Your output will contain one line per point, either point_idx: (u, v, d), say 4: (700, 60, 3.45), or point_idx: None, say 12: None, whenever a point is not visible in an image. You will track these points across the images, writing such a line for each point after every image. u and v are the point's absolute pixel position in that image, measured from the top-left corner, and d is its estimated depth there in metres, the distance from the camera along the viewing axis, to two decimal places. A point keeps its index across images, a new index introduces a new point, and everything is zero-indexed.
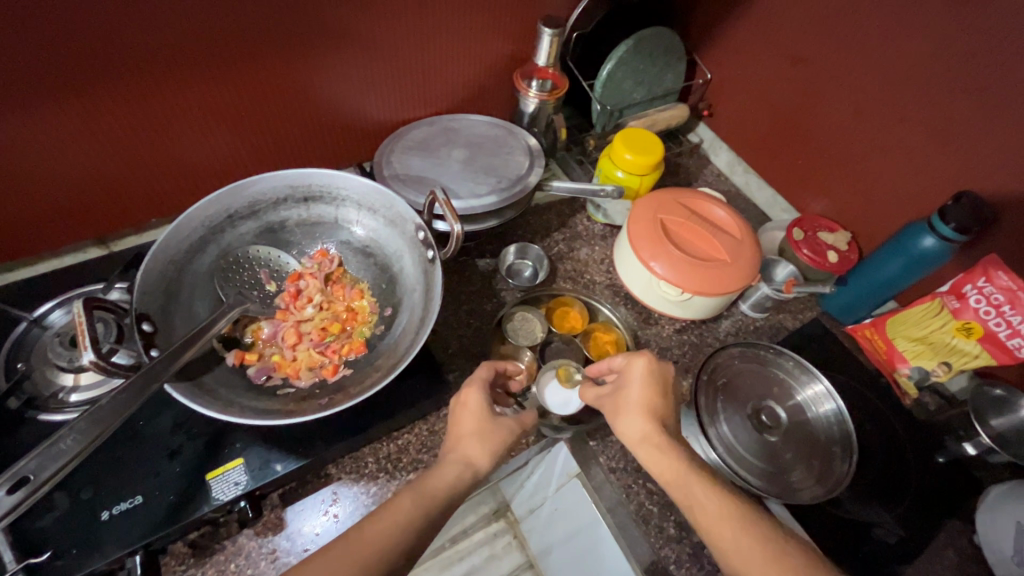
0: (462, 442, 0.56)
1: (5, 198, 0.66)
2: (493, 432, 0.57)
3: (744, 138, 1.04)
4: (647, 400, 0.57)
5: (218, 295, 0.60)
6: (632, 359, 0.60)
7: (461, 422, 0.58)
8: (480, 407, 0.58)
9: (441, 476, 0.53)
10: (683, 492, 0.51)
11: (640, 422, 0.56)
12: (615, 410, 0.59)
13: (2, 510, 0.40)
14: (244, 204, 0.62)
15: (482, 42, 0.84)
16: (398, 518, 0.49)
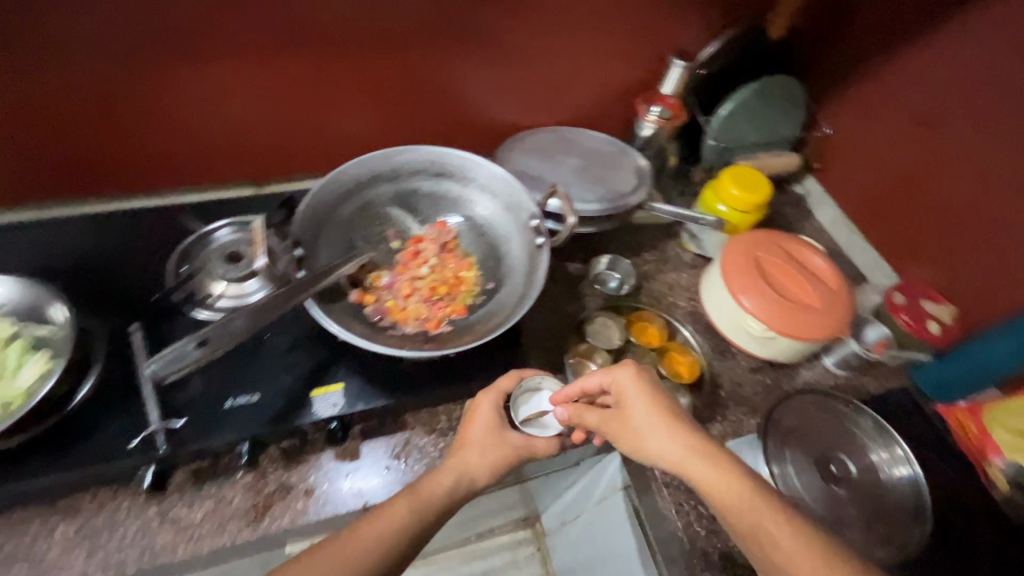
0: (465, 452, 0.61)
1: (201, 130, 0.80)
2: (500, 447, 0.62)
3: (854, 196, 1.03)
4: (653, 410, 0.59)
5: (350, 241, 0.68)
6: (620, 373, 0.62)
7: (468, 434, 0.63)
8: (492, 421, 0.63)
9: (435, 481, 0.57)
10: (748, 523, 0.51)
11: (668, 434, 0.58)
12: (637, 429, 0.60)
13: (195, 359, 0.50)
14: (389, 168, 0.71)
15: (614, 64, 0.91)
16: (398, 514, 0.54)
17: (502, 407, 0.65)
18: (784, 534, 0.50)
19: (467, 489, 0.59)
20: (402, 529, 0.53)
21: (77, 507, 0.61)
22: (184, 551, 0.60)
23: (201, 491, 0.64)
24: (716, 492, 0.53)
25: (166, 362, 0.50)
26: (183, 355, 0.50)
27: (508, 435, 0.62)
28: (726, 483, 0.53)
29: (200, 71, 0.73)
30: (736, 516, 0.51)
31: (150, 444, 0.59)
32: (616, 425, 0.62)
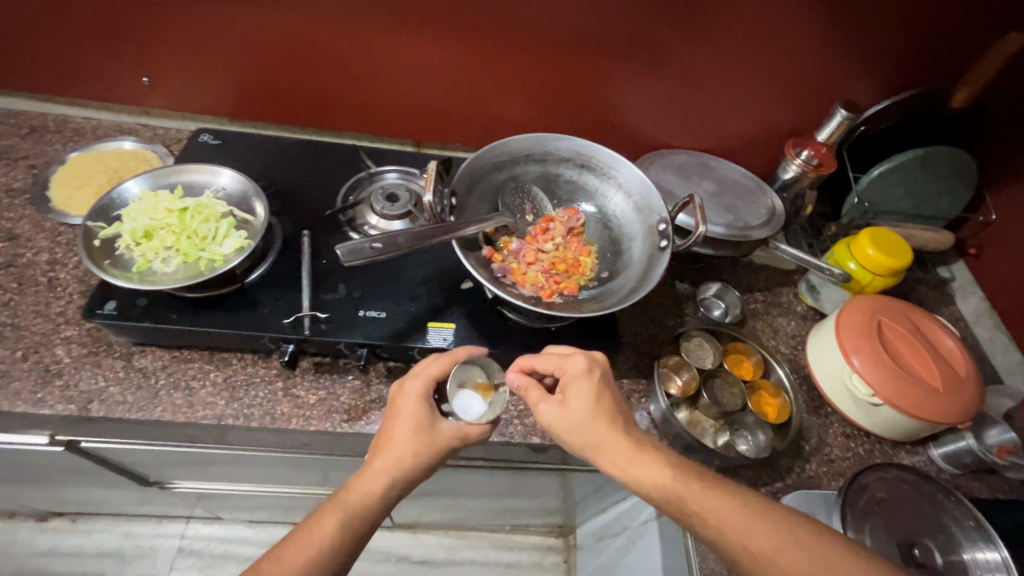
0: (394, 451, 0.59)
1: (393, 90, 0.94)
2: (428, 449, 0.60)
3: (1008, 292, 0.95)
4: (590, 403, 0.59)
5: (494, 204, 0.77)
6: (575, 365, 0.61)
7: (395, 431, 0.60)
8: (417, 421, 0.61)
9: (369, 487, 0.57)
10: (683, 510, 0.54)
11: (595, 430, 0.58)
12: (566, 418, 0.59)
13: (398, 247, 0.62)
14: (541, 150, 0.78)
15: (773, 103, 0.93)
16: (337, 519, 0.55)
17: (427, 404, 0.62)
18: (737, 515, 0.52)
19: (400, 487, 0.59)
20: (339, 535, 0.55)
21: (228, 362, 0.75)
22: (295, 424, 0.71)
23: (319, 380, 0.75)
24: (653, 486, 0.55)
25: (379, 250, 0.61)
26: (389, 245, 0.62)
27: (438, 429, 0.61)
28: (650, 466, 0.56)
29: (406, 38, 0.86)
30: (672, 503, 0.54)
31: (297, 326, 0.71)
32: (549, 410, 0.60)
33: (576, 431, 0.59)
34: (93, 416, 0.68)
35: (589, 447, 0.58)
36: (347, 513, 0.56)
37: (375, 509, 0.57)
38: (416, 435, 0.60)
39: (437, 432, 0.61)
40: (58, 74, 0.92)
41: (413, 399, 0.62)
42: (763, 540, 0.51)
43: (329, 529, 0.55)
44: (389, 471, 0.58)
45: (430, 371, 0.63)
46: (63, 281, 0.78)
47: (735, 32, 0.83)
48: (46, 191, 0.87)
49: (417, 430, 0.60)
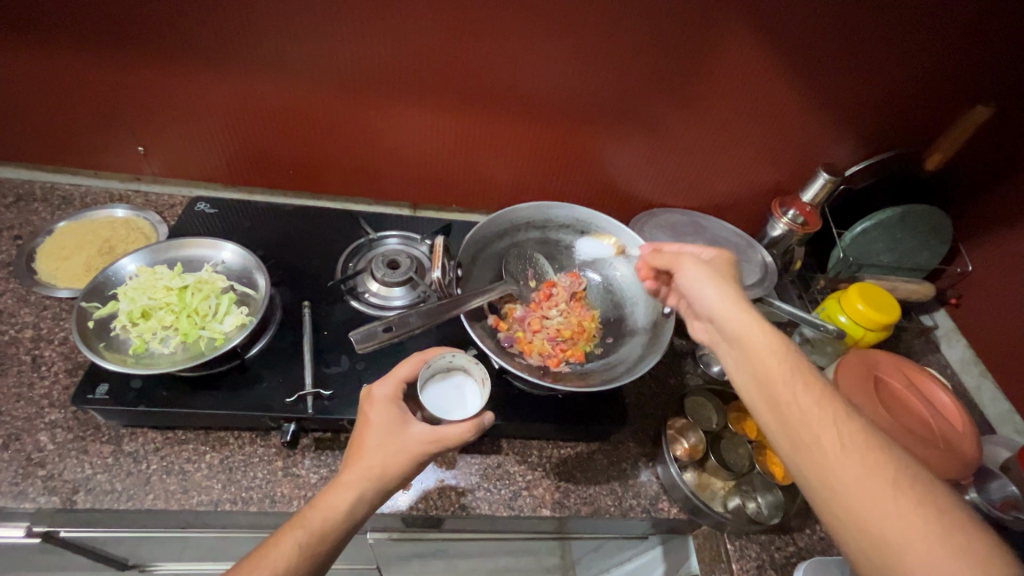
0: (364, 460, 0.56)
1: (390, 155, 0.96)
2: (398, 455, 0.57)
3: (990, 341, 0.98)
4: (722, 272, 0.63)
5: (496, 273, 0.77)
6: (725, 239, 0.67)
7: (366, 440, 0.58)
8: (386, 427, 0.59)
9: (336, 502, 0.54)
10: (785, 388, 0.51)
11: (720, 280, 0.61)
12: (700, 267, 0.62)
13: (378, 338, 0.61)
14: (543, 217, 0.80)
15: (759, 164, 0.97)
16: (296, 545, 0.51)
17: (396, 401, 0.61)
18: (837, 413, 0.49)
19: (370, 502, 0.56)
20: (297, 561, 0.50)
21: (224, 442, 0.72)
22: (297, 506, 0.68)
23: (320, 458, 0.72)
24: (761, 351, 0.54)
25: (362, 339, 0.61)
26: (371, 335, 0.62)
27: (409, 431, 0.58)
28: (762, 327, 0.55)
29: (407, 110, 0.88)
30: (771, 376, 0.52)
31: (299, 403, 0.69)
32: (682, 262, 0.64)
33: (699, 279, 0.61)
34: (78, 509, 0.63)
35: (707, 294, 0.60)
36: (308, 532, 0.52)
37: (337, 531, 0.53)
38: (387, 437, 0.58)
39: (408, 434, 0.58)
40: (47, 143, 0.90)
41: (381, 405, 0.60)
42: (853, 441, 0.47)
43: (285, 557, 0.50)
44: (360, 483, 0.55)
45: (400, 373, 0.63)
46: (47, 359, 0.75)
47: (722, 102, 0.87)
48: (32, 262, 0.85)
49: (391, 432, 0.59)
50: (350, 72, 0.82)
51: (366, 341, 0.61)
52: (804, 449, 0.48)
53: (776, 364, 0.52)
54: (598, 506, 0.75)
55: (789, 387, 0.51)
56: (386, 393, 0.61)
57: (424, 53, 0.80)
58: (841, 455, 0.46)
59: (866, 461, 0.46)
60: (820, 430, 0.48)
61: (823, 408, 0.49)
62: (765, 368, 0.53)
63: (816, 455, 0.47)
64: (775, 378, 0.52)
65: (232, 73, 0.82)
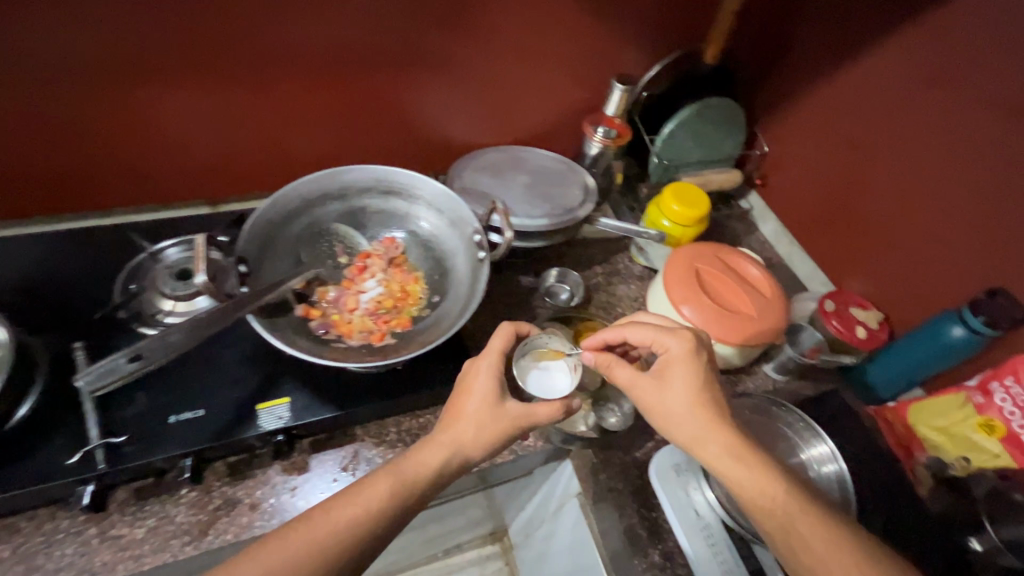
0: (457, 427, 0.60)
1: (153, 151, 0.82)
2: (493, 426, 0.60)
3: (792, 211, 1.09)
4: (682, 393, 0.60)
5: (299, 258, 0.71)
6: (677, 350, 0.62)
7: (466, 404, 0.61)
8: (485, 395, 0.61)
9: (429, 459, 0.58)
10: (783, 530, 0.55)
11: (694, 413, 0.59)
12: (661, 397, 0.61)
13: (122, 373, 0.53)
14: (337, 186, 0.74)
15: (562, 86, 0.96)
16: (387, 489, 0.55)
17: (501, 378, 0.63)
18: (836, 552, 0.53)
19: (457, 464, 0.59)
20: (384, 501, 0.55)
21: (13, 528, 0.61)
22: (125, 569, 0.60)
23: (143, 509, 0.64)
24: (751, 493, 0.56)
25: (96, 378, 0.52)
26: (112, 370, 0.53)
27: (505, 407, 0.61)
28: (747, 467, 0.57)
29: (152, 93, 0.75)
30: (769, 523, 0.56)
31: (90, 461, 0.59)
32: (642, 395, 0.63)
33: (669, 413, 0.61)
34: None
35: (677, 431, 0.60)
36: (400, 480, 0.56)
37: (425, 483, 0.57)
38: (489, 409, 0.61)
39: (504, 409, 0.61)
40: None
41: (486, 374, 0.62)
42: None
43: (373, 495, 0.55)
44: (450, 445, 0.59)
45: (497, 346, 0.65)
46: None
47: (506, 26, 0.84)
48: None
49: (491, 405, 0.61)
50: (57, 58, 0.67)
51: (103, 379, 0.52)
52: None
53: (768, 509, 0.55)
54: None
55: (787, 532, 0.55)
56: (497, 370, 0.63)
57: (149, 19, 0.68)
58: None
59: None
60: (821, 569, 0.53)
61: (827, 553, 0.53)
62: (759, 515, 0.56)
63: None
64: (773, 526, 0.55)
65: None
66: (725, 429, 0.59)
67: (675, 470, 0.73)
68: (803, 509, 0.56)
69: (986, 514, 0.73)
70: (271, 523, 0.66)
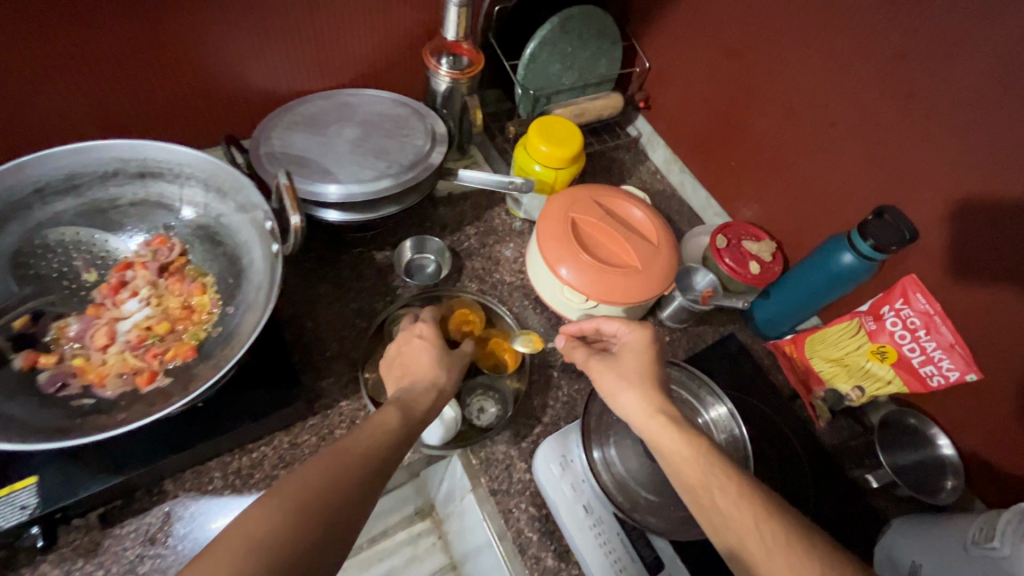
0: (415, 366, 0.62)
1: None
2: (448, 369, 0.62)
3: (681, 136, 0.97)
4: (631, 365, 0.58)
5: (15, 286, 0.51)
6: (634, 331, 0.60)
7: (417, 358, 0.62)
8: (435, 345, 0.64)
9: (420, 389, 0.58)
10: (702, 484, 0.49)
11: (641, 385, 0.56)
12: (610, 370, 0.59)
13: None
14: (58, 176, 0.51)
15: (388, 5, 0.75)
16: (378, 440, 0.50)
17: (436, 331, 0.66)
18: (755, 511, 0.46)
19: None
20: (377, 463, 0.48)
21: None
22: None
23: None
24: (675, 453, 0.51)
25: None
26: None
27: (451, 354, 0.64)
28: (677, 429, 0.52)
29: None
30: (689, 481, 0.50)
31: None
32: (594, 368, 0.60)
33: (612, 384, 0.58)
34: None
35: (620, 402, 0.57)
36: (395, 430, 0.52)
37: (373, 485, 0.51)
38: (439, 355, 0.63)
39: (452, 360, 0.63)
40: None
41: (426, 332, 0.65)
42: (770, 541, 0.45)
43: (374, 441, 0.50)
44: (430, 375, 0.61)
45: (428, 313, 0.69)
46: None
47: None
48: None
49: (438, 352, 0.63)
50: None
51: None
52: (736, 559, 0.46)
53: (691, 468, 0.50)
54: None
55: (706, 489, 0.49)
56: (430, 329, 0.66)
57: None
58: (762, 555, 0.44)
59: (793, 566, 0.43)
60: (738, 529, 0.46)
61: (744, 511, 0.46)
62: (681, 473, 0.50)
63: (745, 562, 0.45)
64: (693, 484, 0.49)
65: None
66: (664, 398, 0.56)
67: (559, 462, 0.65)
68: (726, 466, 0.50)
69: (880, 443, 0.71)
70: None
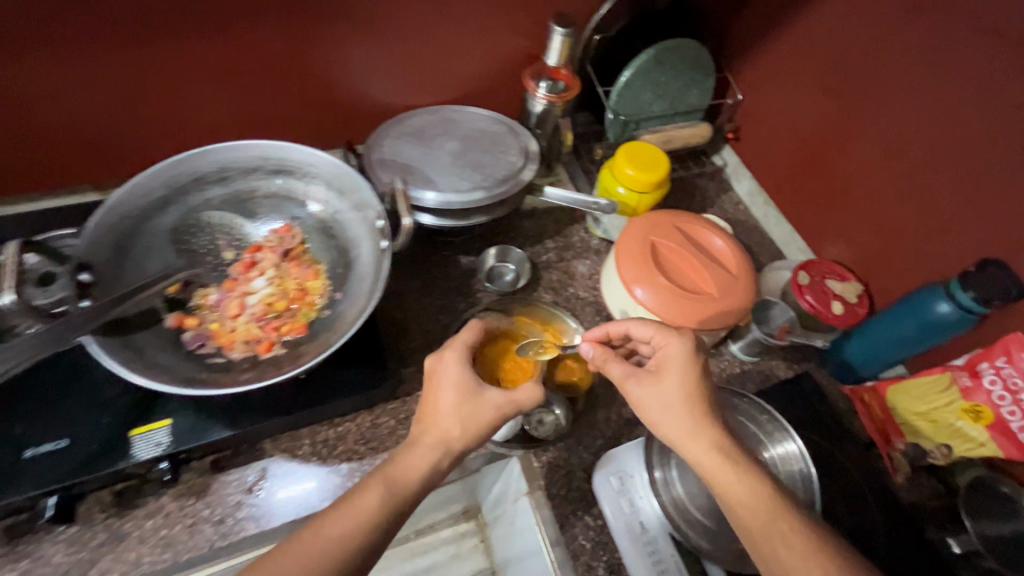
0: (439, 419, 0.56)
1: (9, 134, 0.69)
2: (471, 412, 0.56)
3: (769, 168, 0.96)
4: (676, 387, 0.56)
5: (170, 256, 0.60)
6: (675, 347, 0.57)
7: (442, 395, 0.57)
8: (462, 382, 0.58)
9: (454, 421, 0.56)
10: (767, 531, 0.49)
11: (686, 411, 0.54)
12: (654, 390, 0.56)
13: None
14: (214, 168, 0.61)
15: (497, 31, 0.82)
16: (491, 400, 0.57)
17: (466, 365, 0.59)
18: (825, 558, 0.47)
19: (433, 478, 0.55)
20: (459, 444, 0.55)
21: None
22: None
23: (15, 550, 0.57)
24: (733, 492, 0.51)
25: None
26: None
27: (483, 394, 0.58)
28: (733, 463, 0.52)
29: None
30: (751, 527, 0.49)
31: None
32: (633, 386, 0.58)
33: (655, 406, 0.56)
34: None
35: (665, 427, 0.55)
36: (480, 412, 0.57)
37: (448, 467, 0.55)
38: (468, 395, 0.57)
39: (484, 403, 0.57)
40: None
41: (454, 364, 0.59)
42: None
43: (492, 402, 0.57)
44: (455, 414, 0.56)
45: (464, 337, 0.61)
46: None
47: None
48: None
49: (469, 391, 0.57)
50: None
51: None
52: None
53: (752, 506, 0.50)
54: None
55: (769, 535, 0.49)
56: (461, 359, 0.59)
57: None
58: None
59: None
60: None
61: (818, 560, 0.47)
62: (741, 513, 0.50)
63: None
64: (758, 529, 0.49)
65: None
66: (714, 426, 0.54)
67: (618, 477, 0.67)
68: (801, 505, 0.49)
69: (966, 509, 0.67)
70: (248, 528, 0.61)
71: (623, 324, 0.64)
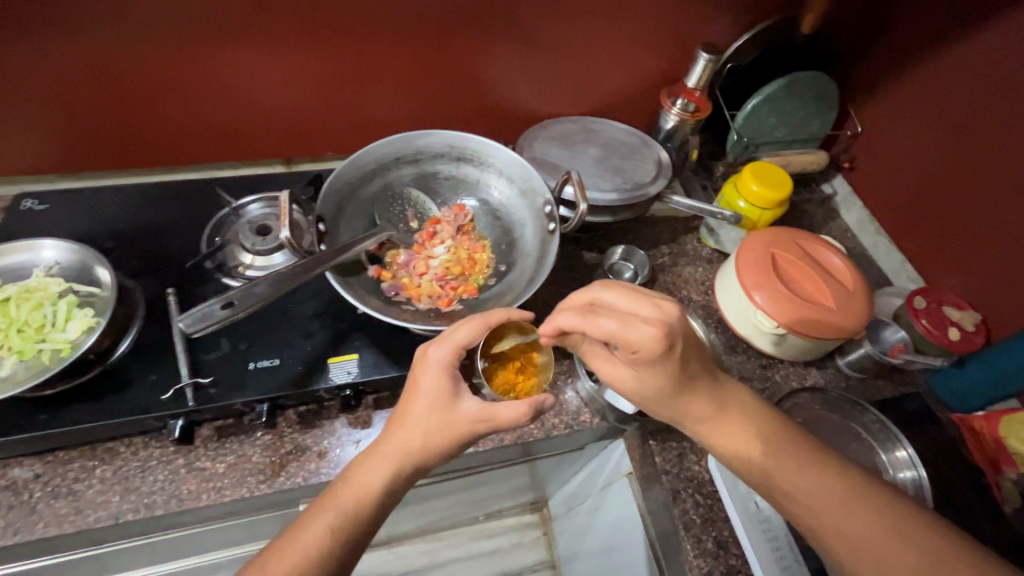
0: (407, 428, 0.55)
1: (240, 113, 0.84)
2: (447, 423, 0.55)
3: (883, 199, 1.00)
4: (661, 378, 0.57)
5: (372, 220, 0.72)
6: (645, 344, 0.52)
7: (417, 403, 0.56)
8: (438, 395, 0.56)
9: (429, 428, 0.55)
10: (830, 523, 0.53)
11: (677, 396, 0.57)
12: (639, 377, 0.58)
13: (217, 318, 0.55)
14: (413, 151, 0.74)
15: (643, 54, 0.91)
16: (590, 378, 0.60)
17: (451, 371, 0.56)
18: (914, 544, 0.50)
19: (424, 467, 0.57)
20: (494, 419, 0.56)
21: (115, 452, 0.66)
22: (207, 499, 0.65)
23: (223, 446, 0.68)
24: (773, 471, 0.56)
25: (195, 321, 0.55)
26: (209, 314, 0.55)
27: (460, 404, 0.55)
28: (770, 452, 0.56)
29: (244, 58, 0.76)
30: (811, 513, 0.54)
31: (180, 399, 0.64)
32: (621, 373, 0.59)
33: (647, 391, 0.59)
34: None
35: (663, 410, 0.59)
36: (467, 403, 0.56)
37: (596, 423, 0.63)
38: (447, 403, 0.55)
39: (457, 410, 0.55)
40: None
41: (435, 369, 0.56)
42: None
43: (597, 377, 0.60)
44: (424, 423, 0.55)
45: (457, 338, 0.57)
46: None
47: None
48: None
49: (450, 398, 0.56)
50: (160, 17, 0.69)
51: (201, 325, 0.55)
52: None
53: (809, 489, 0.54)
54: (520, 434, 0.74)
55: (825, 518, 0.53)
56: (447, 364, 0.56)
57: None
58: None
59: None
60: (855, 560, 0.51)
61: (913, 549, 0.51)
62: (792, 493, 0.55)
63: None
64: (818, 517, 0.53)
65: (28, 30, 0.66)
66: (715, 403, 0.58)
67: None
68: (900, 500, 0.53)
69: None
70: None
71: (581, 303, 0.57)
